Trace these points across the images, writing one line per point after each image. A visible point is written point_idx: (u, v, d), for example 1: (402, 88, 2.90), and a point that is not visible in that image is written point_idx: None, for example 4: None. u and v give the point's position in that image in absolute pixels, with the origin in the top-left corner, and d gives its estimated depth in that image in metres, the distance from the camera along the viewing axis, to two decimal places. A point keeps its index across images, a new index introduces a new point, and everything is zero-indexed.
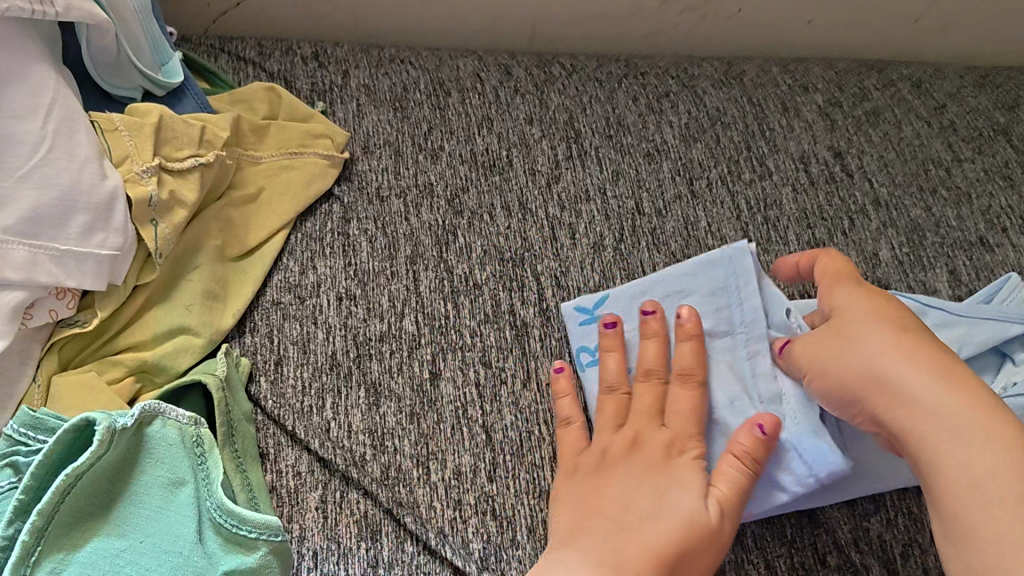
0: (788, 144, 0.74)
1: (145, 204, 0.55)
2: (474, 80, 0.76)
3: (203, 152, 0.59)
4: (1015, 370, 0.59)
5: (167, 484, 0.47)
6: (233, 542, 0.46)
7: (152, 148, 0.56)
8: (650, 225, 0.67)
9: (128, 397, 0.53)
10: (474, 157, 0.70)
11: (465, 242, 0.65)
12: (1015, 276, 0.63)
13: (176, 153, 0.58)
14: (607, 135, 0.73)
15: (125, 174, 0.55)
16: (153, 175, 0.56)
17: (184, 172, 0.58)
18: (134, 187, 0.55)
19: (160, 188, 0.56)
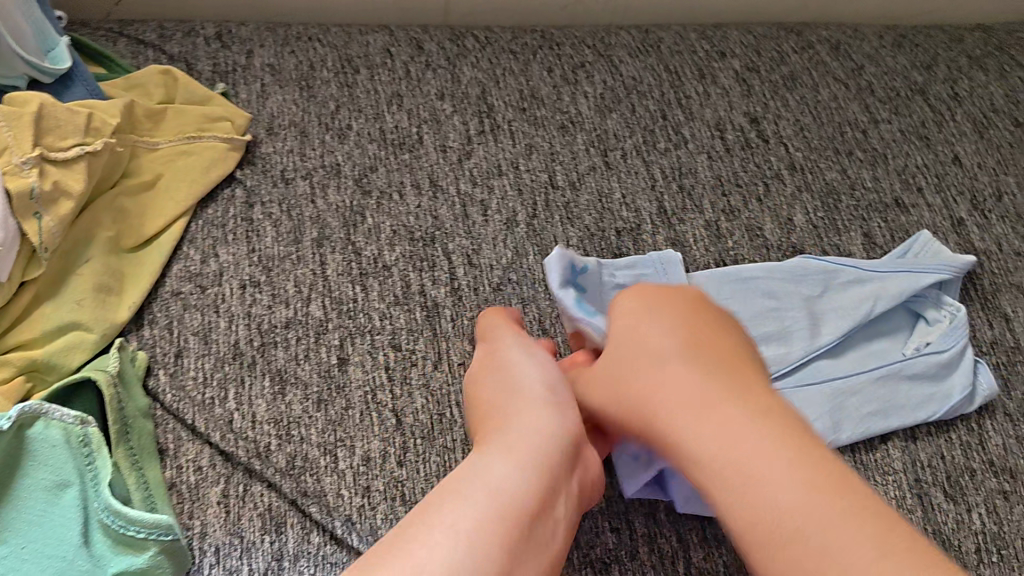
0: (703, 112, 0.73)
1: (27, 198, 0.53)
2: (383, 56, 0.74)
3: (89, 139, 0.57)
4: (927, 330, 0.61)
5: (51, 485, 0.45)
6: (122, 542, 0.45)
7: (33, 137, 0.54)
8: (564, 199, 0.66)
9: (17, 398, 0.51)
10: (383, 135, 0.68)
11: (373, 223, 0.63)
12: (925, 232, 0.64)
13: (60, 142, 0.55)
14: (520, 109, 0.71)
15: (3, 166, 0.53)
16: (35, 167, 0.53)
17: (70, 162, 0.56)
18: (13, 181, 0.53)
19: (42, 179, 0.54)
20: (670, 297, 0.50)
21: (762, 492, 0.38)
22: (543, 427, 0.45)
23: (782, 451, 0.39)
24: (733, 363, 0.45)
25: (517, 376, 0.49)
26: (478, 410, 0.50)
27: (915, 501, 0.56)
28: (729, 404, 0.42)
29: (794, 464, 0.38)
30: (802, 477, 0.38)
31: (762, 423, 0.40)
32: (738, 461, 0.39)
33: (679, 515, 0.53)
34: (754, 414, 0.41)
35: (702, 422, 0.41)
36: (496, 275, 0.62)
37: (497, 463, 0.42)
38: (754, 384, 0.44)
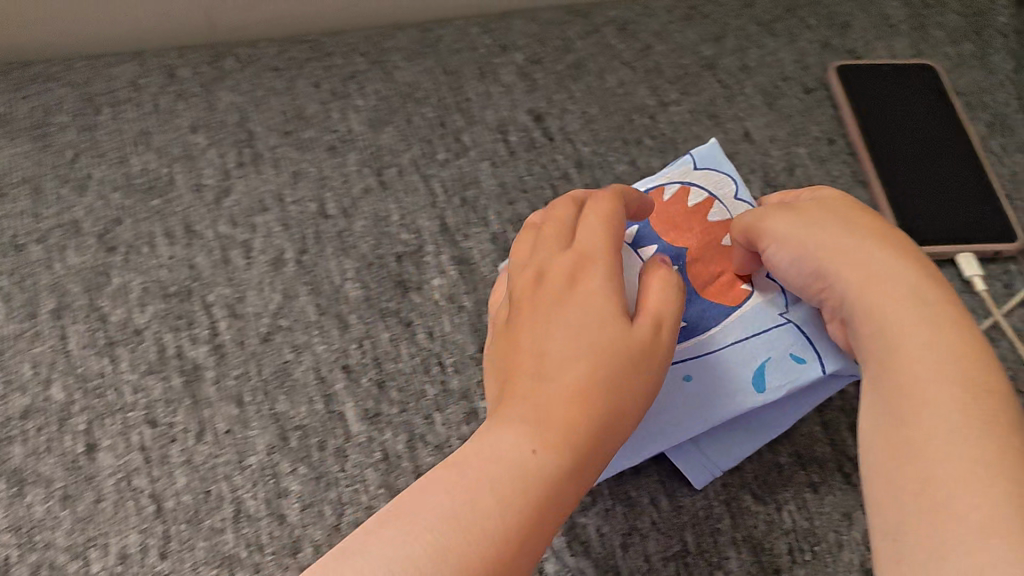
0: (484, 114, 0.69)
1: None
2: (130, 89, 0.67)
3: None
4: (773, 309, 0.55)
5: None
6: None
7: None
8: (337, 228, 0.61)
9: None
10: (129, 182, 0.62)
11: (121, 282, 0.58)
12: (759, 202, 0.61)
13: None
14: (285, 132, 0.65)
15: None
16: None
17: None
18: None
19: None
20: (856, 229, 0.49)
21: (927, 453, 0.39)
22: (564, 412, 0.41)
23: (954, 408, 0.40)
24: (893, 295, 0.45)
25: (546, 330, 0.45)
26: (503, 348, 0.46)
27: (722, 510, 0.54)
28: (908, 354, 0.43)
29: (961, 417, 0.40)
30: (953, 433, 0.39)
31: (927, 375, 0.42)
32: (923, 414, 0.41)
33: None
34: (937, 366, 0.42)
35: (963, 399, 0.40)
36: (264, 324, 0.57)
37: (508, 439, 0.40)
38: (916, 313, 0.44)
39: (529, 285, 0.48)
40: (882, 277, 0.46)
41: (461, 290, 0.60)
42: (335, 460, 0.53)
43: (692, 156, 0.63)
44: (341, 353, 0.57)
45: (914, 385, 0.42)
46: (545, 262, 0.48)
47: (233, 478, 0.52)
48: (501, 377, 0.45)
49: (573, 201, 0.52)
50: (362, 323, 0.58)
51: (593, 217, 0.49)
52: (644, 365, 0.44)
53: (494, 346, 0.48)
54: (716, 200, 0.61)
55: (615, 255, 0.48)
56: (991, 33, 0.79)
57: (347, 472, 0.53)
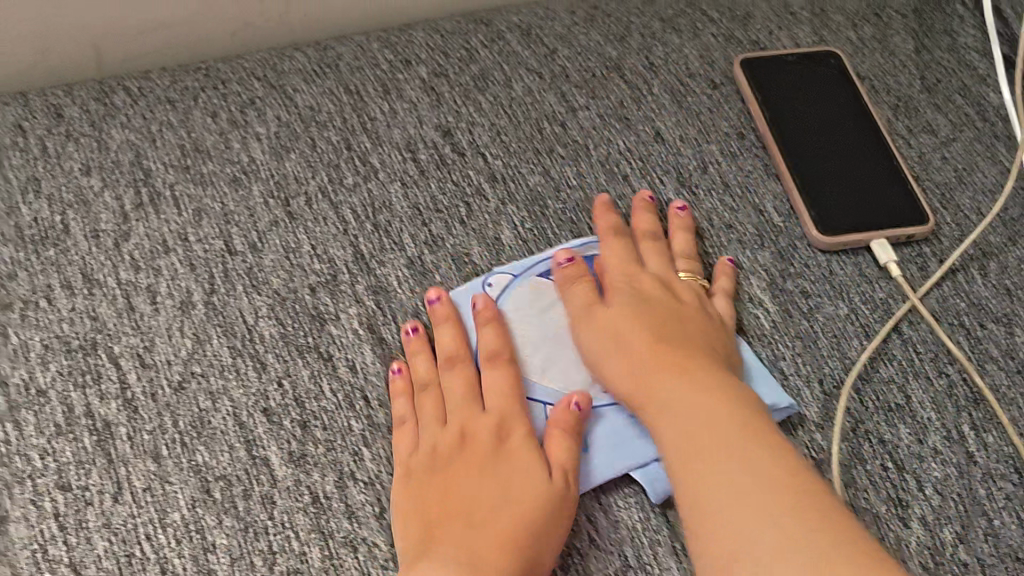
0: (391, 133, 0.67)
1: None
2: (14, 134, 0.63)
3: None
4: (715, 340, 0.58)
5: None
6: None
7: None
8: (246, 264, 0.59)
9: None
10: (20, 234, 0.58)
11: (20, 341, 0.54)
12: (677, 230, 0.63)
13: None
14: (184, 167, 0.63)
15: None
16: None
17: None
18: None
19: None
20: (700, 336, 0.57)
21: (724, 522, 0.45)
22: (491, 554, 0.49)
23: (734, 476, 0.46)
24: (681, 389, 0.53)
25: (476, 485, 0.53)
26: (429, 489, 0.52)
27: (660, 521, 0.53)
28: (684, 446, 0.50)
29: (738, 484, 0.46)
30: (737, 499, 0.45)
31: (716, 454, 0.48)
32: (716, 486, 0.47)
33: None
34: (723, 445, 0.48)
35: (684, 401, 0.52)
36: (176, 372, 0.55)
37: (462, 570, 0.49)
38: (700, 403, 0.51)
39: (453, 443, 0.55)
40: (672, 380, 0.54)
41: (379, 319, 0.58)
42: (262, 507, 0.51)
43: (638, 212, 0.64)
44: (260, 395, 0.54)
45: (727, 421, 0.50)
46: (471, 418, 0.56)
47: (156, 538, 0.50)
48: (419, 523, 0.51)
49: (467, 353, 0.58)
50: (280, 361, 0.56)
51: (500, 376, 0.56)
52: (568, 512, 0.52)
53: (410, 483, 0.52)
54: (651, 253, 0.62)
55: (521, 403, 0.56)
56: (889, 13, 0.80)
57: (275, 519, 0.51)
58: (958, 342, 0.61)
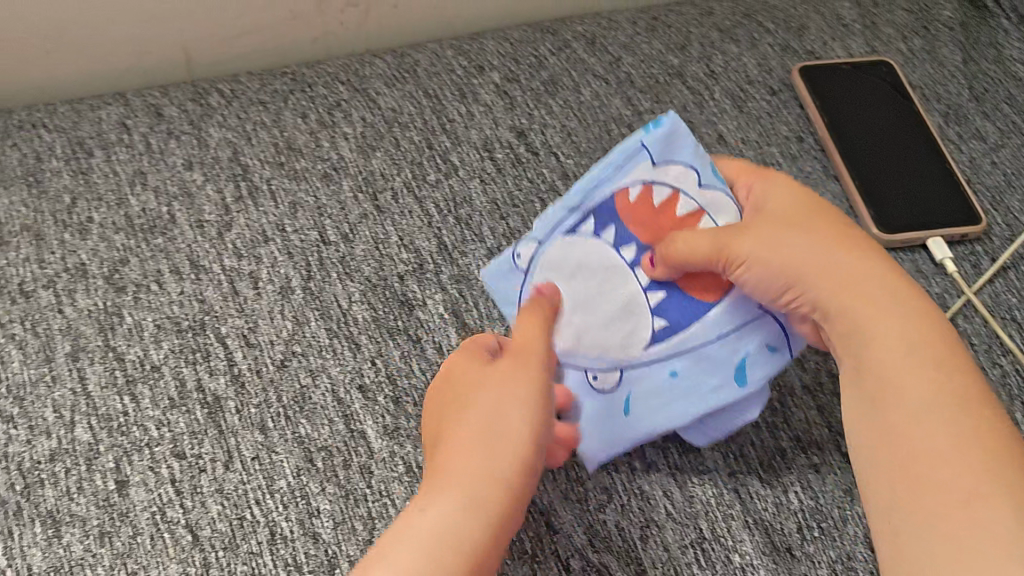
0: (469, 134, 0.71)
1: None
2: (119, 131, 0.68)
3: None
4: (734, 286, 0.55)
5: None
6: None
7: None
8: (339, 253, 0.63)
9: None
10: (129, 223, 0.62)
11: (134, 321, 0.58)
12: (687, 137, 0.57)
13: None
14: (279, 164, 0.67)
15: None
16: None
17: None
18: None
19: None
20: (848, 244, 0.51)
21: (924, 455, 0.44)
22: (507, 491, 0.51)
23: (942, 406, 0.45)
24: (875, 298, 0.49)
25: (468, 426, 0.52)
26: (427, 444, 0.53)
27: (733, 496, 0.56)
28: (880, 359, 0.48)
29: (952, 415, 0.44)
30: (945, 429, 0.44)
31: (917, 374, 0.46)
32: (918, 407, 0.45)
33: (510, 565, 0.53)
34: (928, 365, 0.46)
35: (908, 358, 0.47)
36: (278, 351, 0.59)
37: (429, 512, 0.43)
38: (896, 313, 0.48)
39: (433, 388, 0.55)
40: (862, 287, 0.49)
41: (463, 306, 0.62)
42: (362, 477, 0.55)
43: (647, 149, 0.57)
44: (355, 373, 0.58)
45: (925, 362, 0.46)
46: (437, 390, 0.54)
47: (265, 503, 0.53)
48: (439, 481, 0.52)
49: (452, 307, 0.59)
50: (373, 343, 0.60)
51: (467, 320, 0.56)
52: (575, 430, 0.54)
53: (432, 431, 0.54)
54: (682, 192, 0.56)
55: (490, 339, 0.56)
56: (937, 26, 0.83)
57: (374, 487, 0.54)
58: (1012, 335, 0.64)
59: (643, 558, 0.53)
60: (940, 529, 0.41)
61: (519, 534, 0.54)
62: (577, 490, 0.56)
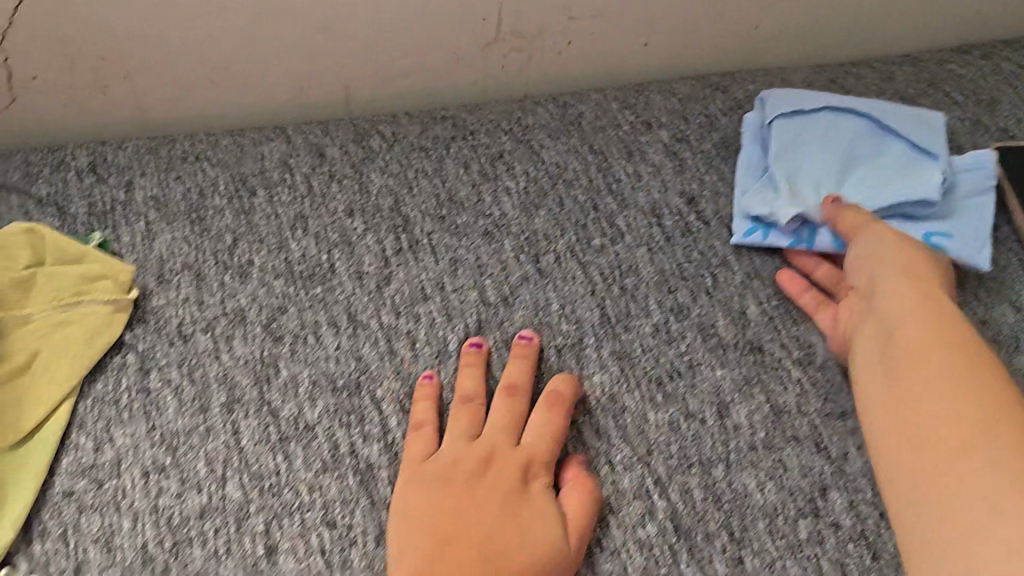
0: (638, 196, 0.67)
1: None
2: (281, 170, 0.66)
3: None
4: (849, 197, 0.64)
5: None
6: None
7: None
8: (498, 318, 0.60)
9: None
10: (289, 268, 0.61)
11: (289, 375, 0.56)
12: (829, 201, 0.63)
13: None
14: (440, 217, 0.64)
15: None
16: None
17: None
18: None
19: None
20: (926, 312, 0.51)
21: (955, 499, 0.42)
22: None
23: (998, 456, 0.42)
24: (932, 361, 0.48)
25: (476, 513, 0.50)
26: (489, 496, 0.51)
27: None
28: (917, 380, 0.48)
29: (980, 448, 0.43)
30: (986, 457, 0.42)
31: (952, 420, 0.45)
32: (935, 471, 0.44)
33: None
34: (988, 397, 0.45)
35: (957, 398, 0.45)
36: None
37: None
38: (956, 372, 0.47)
39: (476, 463, 0.53)
40: (902, 324, 0.51)
41: (627, 386, 0.58)
42: None
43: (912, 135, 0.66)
44: None
45: (976, 412, 0.44)
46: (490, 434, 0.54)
47: None
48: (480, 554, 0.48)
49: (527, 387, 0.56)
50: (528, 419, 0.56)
51: (503, 404, 0.55)
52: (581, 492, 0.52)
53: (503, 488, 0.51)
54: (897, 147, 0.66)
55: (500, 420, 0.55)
56: None
57: None
58: None
59: None
60: (962, 539, 0.40)
61: None
62: None
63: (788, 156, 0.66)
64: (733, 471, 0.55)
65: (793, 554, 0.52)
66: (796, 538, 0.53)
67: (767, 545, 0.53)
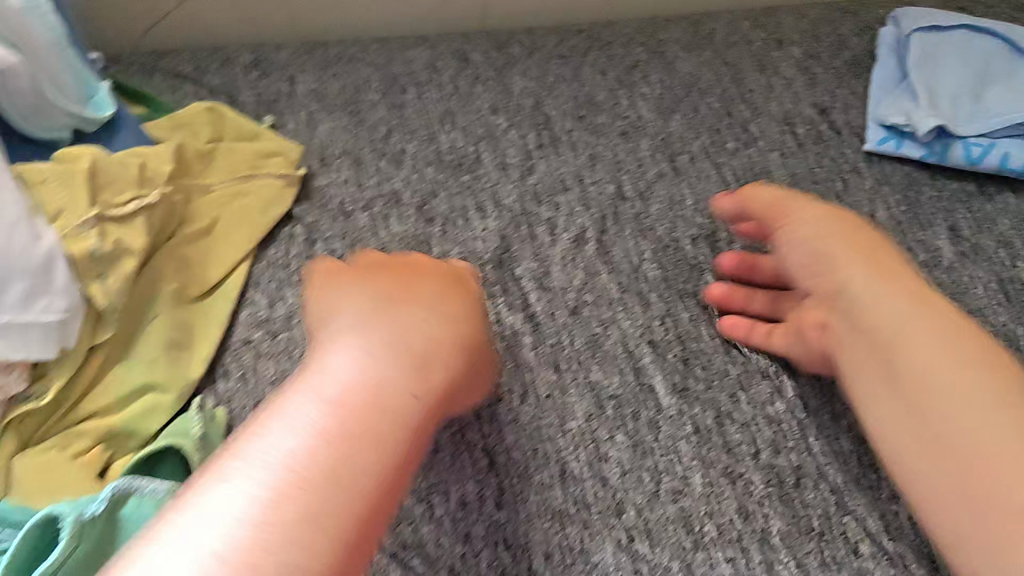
0: (770, 106, 0.69)
1: (88, 259, 0.49)
2: (429, 72, 0.70)
3: (145, 191, 0.53)
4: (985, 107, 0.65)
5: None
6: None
7: (89, 195, 0.50)
8: (634, 210, 0.63)
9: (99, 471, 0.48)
10: (439, 158, 0.65)
11: (441, 251, 0.60)
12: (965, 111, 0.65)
13: (117, 196, 0.51)
14: (579, 117, 0.68)
15: (61, 231, 0.49)
16: (95, 227, 0.50)
17: (127, 218, 0.51)
18: (75, 243, 0.49)
19: (103, 238, 0.50)
20: (894, 297, 0.46)
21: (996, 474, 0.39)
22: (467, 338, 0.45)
23: (977, 398, 0.41)
24: (936, 351, 0.43)
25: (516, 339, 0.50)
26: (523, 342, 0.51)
27: None
28: (917, 366, 0.43)
29: (980, 392, 0.41)
30: (979, 417, 0.40)
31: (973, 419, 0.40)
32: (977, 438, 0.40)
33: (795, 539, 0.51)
34: (984, 376, 0.41)
35: (951, 386, 0.42)
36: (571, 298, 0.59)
37: (310, 459, 0.36)
38: (940, 351, 0.43)
39: None
40: (890, 321, 0.45)
41: (759, 276, 0.60)
42: (650, 430, 0.55)
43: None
44: (645, 330, 0.58)
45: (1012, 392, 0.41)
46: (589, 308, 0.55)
47: (557, 441, 0.54)
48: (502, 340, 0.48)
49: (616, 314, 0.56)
50: (662, 302, 0.59)
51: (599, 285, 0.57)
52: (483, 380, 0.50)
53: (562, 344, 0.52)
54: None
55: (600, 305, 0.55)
56: None
57: (662, 443, 0.54)
58: None
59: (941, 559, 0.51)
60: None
61: (808, 510, 0.52)
62: (871, 477, 0.54)
63: (922, 71, 0.67)
64: None
65: None
66: None
67: None
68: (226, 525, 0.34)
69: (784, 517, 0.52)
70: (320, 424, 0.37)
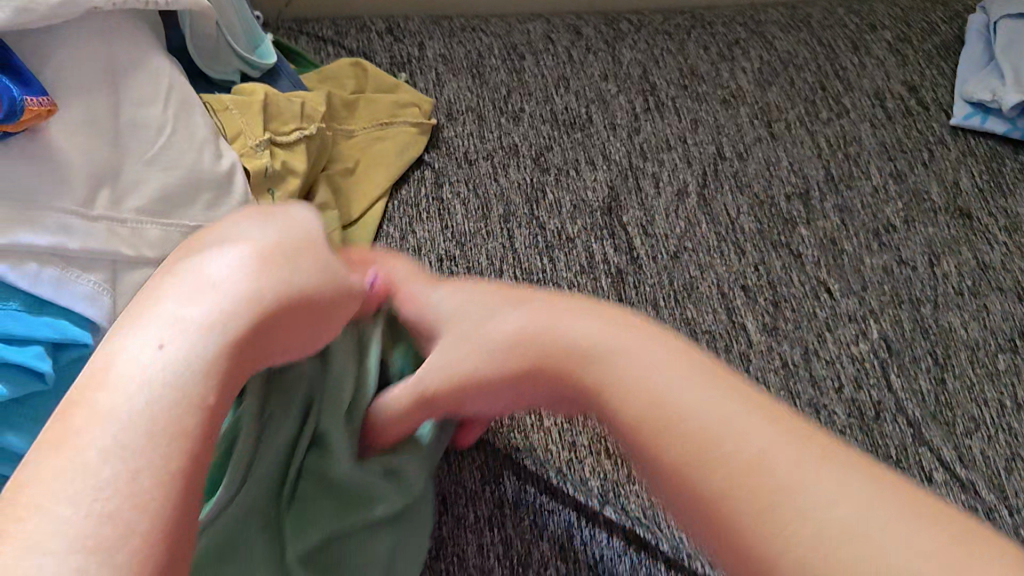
0: (862, 82, 0.74)
1: (261, 174, 0.58)
2: (546, 42, 0.77)
3: (305, 126, 0.62)
4: None
5: (377, 337, 0.47)
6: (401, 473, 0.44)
7: (262, 122, 0.60)
8: (733, 168, 0.69)
9: None
10: (554, 117, 0.71)
11: (554, 198, 0.67)
12: None
13: (283, 128, 0.61)
14: (682, 86, 0.74)
15: (240, 149, 0.58)
16: (265, 149, 0.59)
17: (292, 146, 0.61)
18: (251, 161, 0.58)
19: (273, 159, 0.59)
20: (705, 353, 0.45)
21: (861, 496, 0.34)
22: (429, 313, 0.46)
23: (846, 479, 0.34)
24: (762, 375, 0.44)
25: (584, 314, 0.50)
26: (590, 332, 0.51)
27: None
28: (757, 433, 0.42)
29: (819, 462, 0.35)
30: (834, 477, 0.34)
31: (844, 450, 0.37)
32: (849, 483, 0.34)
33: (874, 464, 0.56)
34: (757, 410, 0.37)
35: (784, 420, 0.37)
36: (672, 244, 0.65)
37: (176, 410, 0.33)
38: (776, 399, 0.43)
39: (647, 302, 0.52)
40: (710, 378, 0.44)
41: (845, 233, 0.65)
42: (741, 362, 0.59)
43: None
44: (739, 274, 0.64)
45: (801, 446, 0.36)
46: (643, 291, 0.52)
47: None
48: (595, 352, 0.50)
49: None
50: (757, 251, 0.65)
51: None
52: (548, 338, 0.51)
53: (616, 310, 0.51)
54: None
55: None
56: None
57: (754, 373, 0.59)
58: None
59: (1010, 486, 0.55)
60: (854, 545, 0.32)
61: (886, 441, 0.57)
62: (948, 414, 0.58)
63: (1009, 51, 0.72)
64: (940, 310, 0.62)
65: (991, 379, 0.59)
66: (994, 368, 0.60)
67: (968, 371, 0.60)
68: (79, 491, 0.30)
69: (865, 445, 0.56)
70: (218, 320, 0.36)
